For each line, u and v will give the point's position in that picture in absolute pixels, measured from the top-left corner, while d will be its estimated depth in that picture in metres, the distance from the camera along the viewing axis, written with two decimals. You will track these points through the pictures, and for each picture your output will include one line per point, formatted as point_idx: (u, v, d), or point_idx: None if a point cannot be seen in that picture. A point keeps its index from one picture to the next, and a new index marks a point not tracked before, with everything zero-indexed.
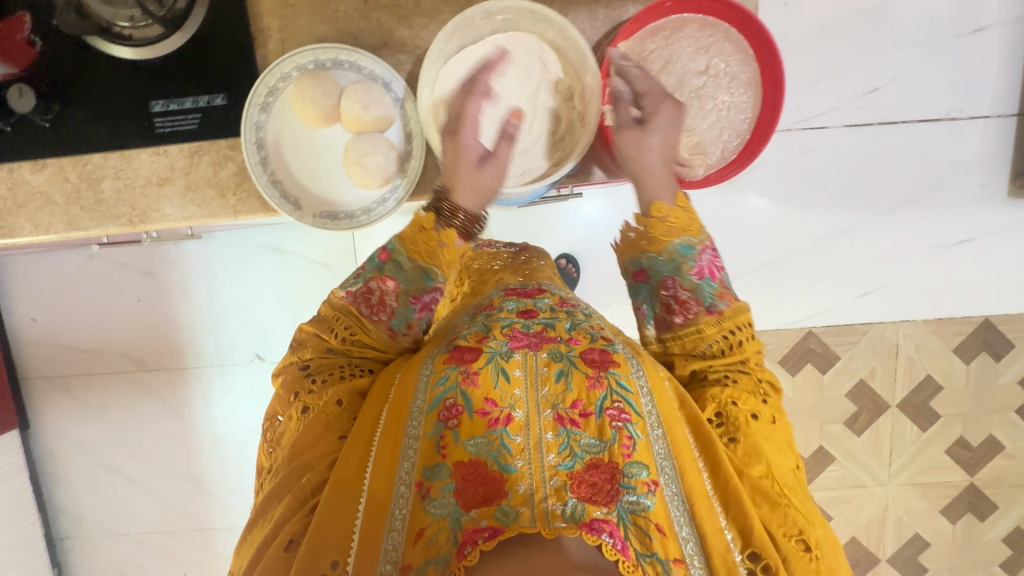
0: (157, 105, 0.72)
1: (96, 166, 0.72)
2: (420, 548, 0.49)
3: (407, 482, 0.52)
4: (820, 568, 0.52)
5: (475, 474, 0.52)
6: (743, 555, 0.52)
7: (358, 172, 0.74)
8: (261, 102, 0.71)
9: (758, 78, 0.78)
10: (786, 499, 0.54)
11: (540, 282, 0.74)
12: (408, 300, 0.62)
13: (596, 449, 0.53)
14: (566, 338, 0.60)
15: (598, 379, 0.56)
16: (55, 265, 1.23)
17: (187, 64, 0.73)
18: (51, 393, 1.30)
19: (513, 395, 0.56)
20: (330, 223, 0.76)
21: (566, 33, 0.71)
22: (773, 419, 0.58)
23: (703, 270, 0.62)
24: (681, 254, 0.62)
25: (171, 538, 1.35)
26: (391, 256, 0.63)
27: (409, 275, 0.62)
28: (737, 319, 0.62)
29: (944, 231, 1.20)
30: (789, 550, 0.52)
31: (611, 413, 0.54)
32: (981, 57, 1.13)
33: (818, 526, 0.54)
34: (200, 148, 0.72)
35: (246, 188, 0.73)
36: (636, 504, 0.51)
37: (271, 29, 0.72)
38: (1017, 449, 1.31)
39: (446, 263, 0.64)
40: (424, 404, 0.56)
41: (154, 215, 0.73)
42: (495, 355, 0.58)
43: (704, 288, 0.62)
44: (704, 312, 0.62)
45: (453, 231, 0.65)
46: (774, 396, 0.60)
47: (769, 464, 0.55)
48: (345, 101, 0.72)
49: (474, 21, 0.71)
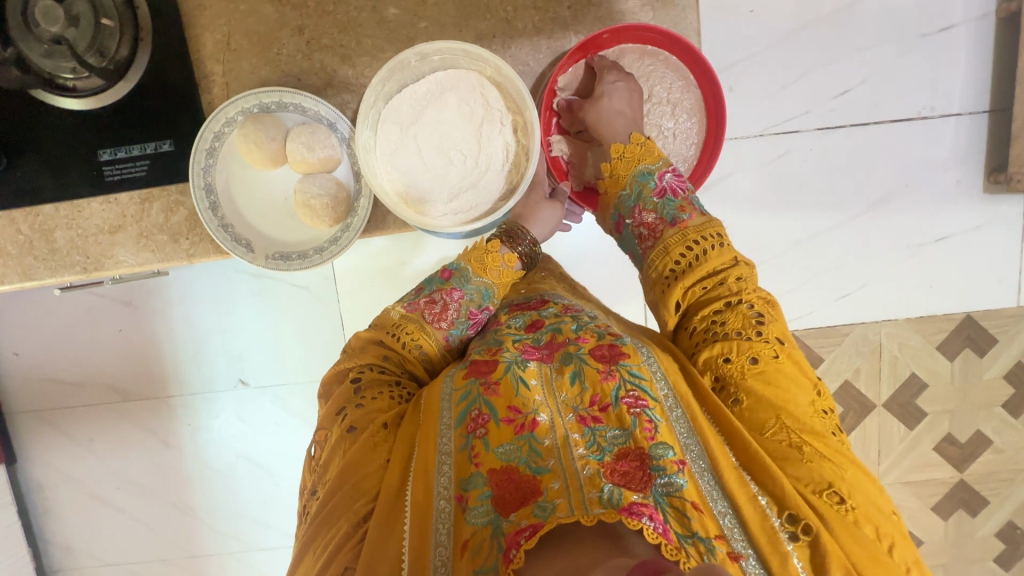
0: (104, 153, 0.76)
1: (48, 216, 0.77)
2: (468, 559, 0.52)
3: (447, 496, 0.57)
4: (855, 518, 0.55)
5: (509, 479, 0.55)
6: (780, 519, 0.55)
7: (307, 213, 0.77)
8: (208, 147, 0.75)
9: (701, 105, 0.85)
10: (806, 452, 0.58)
11: (541, 292, 0.80)
12: (467, 313, 0.74)
13: (621, 439, 0.58)
14: (574, 339, 0.67)
15: (610, 373, 0.62)
16: (34, 298, 1.23)
17: (132, 112, 0.76)
18: (37, 426, 1.30)
19: (535, 400, 0.61)
20: (283, 263, 0.79)
21: (501, 70, 0.73)
22: (776, 358, 0.63)
23: (663, 190, 0.76)
24: (640, 181, 0.77)
25: (163, 566, 1.35)
26: (454, 273, 0.76)
27: (473, 288, 0.75)
28: (702, 229, 0.72)
29: (921, 229, 1.20)
30: (821, 507, 0.56)
31: (626, 402, 0.59)
32: (950, 55, 1.13)
33: (844, 469, 0.57)
34: (150, 195, 0.77)
35: (197, 231, 0.78)
36: (670, 486, 0.55)
37: (214, 75, 0.77)
38: (1006, 444, 1.30)
39: (502, 283, 0.77)
40: (451, 419, 0.62)
41: (108, 262, 0.78)
42: (511, 364, 0.64)
43: (665, 207, 0.75)
44: (669, 226, 0.74)
45: (517, 255, 0.78)
46: (764, 308, 0.67)
47: (779, 415, 0.60)
48: (290, 144, 0.76)
49: (410, 63, 0.73)
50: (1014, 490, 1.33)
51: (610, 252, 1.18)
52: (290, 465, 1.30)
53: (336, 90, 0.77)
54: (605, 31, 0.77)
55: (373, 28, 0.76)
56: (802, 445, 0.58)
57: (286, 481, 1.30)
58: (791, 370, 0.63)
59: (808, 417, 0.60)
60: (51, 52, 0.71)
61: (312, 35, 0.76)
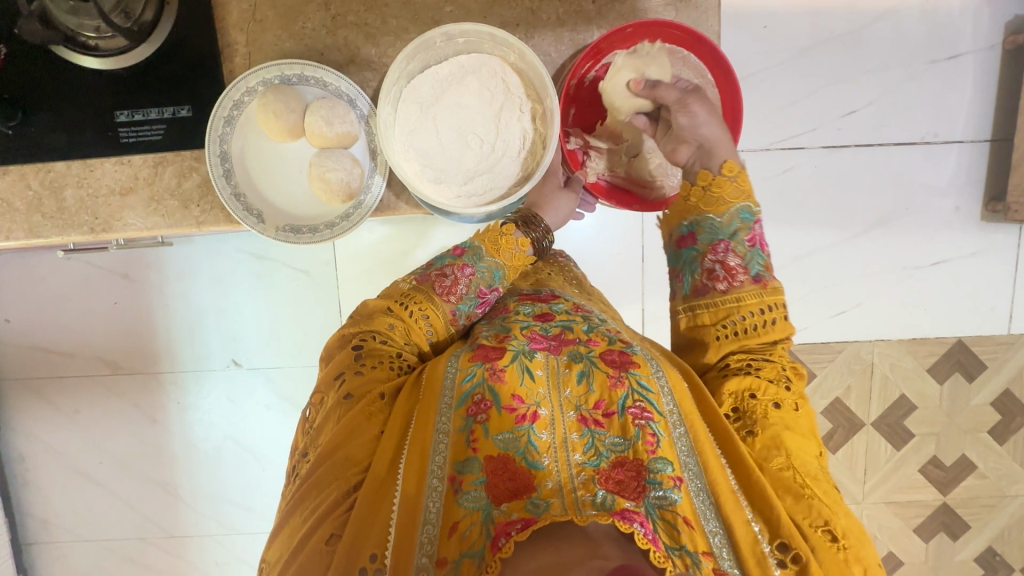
0: (120, 116, 0.75)
1: (59, 175, 0.77)
2: (456, 542, 0.52)
3: (440, 475, 0.57)
4: (847, 558, 0.55)
5: (505, 469, 0.56)
6: (771, 545, 0.55)
7: (321, 186, 0.77)
8: (226, 115, 0.75)
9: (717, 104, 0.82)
10: (807, 489, 0.58)
11: (551, 287, 0.80)
12: (476, 291, 0.74)
13: (621, 448, 0.58)
14: (585, 340, 0.67)
15: (619, 379, 0.62)
16: (31, 264, 1.22)
17: (149, 78, 0.75)
18: (23, 395, 1.28)
19: (538, 393, 0.61)
20: (293, 234, 0.79)
21: (525, 57, 0.73)
22: (795, 410, 0.63)
23: (755, 240, 0.70)
24: (740, 219, 0.70)
25: (141, 545, 1.33)
26: (466, 251, 0.75)
27: (485, 266, 0.74)
28: (775, 297, 0.68)
29: (918, 252, 1.22)
30: (815, 539, 0.55)
31: (632, 412, 0.60)
32: (956, 83, 1.15)
33: (842, 515, 0.57)
34: (163, 159, 0.77)
35: (211, 198, 0.79)
36: (663, 500, 0.55)
37: (237, 48, 0.77)
38: (989, 470, 1.32)
39: (514, 267, 0.76)
40: (452, 401, 0.62)
41: (116, 224, 0.78)
42: (519, 354, 0.64)
43: (755, 257, 0.69)
44: (751, 279, 0.69)
45: (528, 240, 0.77)
46: (796, 382, 0.65)
47: (788, 455, 0.60)
48: (310, 117, 0.75)
49: (434, 43, 0.74)
50: (995, 516, 1.34)
51: (612, 255, 1.18)
52: (277, 450, 1.29)
53: (356, 70, 0.78)
54: (629, 25, 0.77)
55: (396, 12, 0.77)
56: (804, 484, 0.58)
57: (272, 465, 1.29)
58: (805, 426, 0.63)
59: (812, 464, 0.61)
60: (76, 8, 0.70)
61: (337, 12, 0.76)
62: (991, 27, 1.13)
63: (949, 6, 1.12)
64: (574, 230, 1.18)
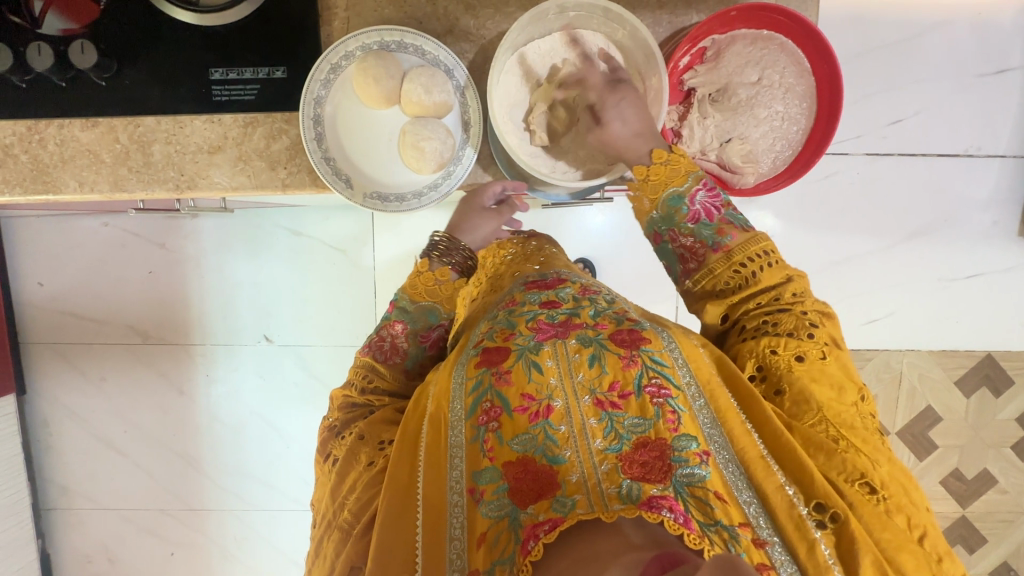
0: (214, 71, 0.54)
1: (149, 128, 0.55)
2: (485, 551, 0.43)
3: (459, 490, 0.48)
4: (889, 509, 0.43)
5: (526, 470, 0.46)
6: (807, 508, 0.43)
7: (411, 155, 0.56)
8: (323, 78, 0.54)
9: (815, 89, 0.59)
10: (841, 443, 0.46)
11: (557, 269, 0.68)
12: (416, 338, 0.61)
13: (641, 429, 0.47)
14: (592, 324, 0.55)
15: (631, 359, 0.51)
16: (68, 229, 1.22)
17: (247, 36, 0.54)
18: (51, 359, 1.28)
19: (549, 385, 0.51)
20: (380, 205, 0.58)
21: (638, 35, 0.56)
22: (822, 357, 0.49)
23: (697, 215, 0.55)
24: (671, 205, 0.55)
25: (161, 517, 1.33)
26: (394, 305, 0.62)
27: (415, 315, 0.61)
28: (749, 249, 0.53)
29: (954, 265, 1.22)
30: (852, 496, 0.43)
31: (649, 391, 0.49)
32: (1004, 97, 1.15)
33: (881, 464, 0.45)
34: (255, 119, 0.55)
35: (299, 159, 0.56)
36: (692, 477, 0.44)
37: (337, 7, 0.56)
38: (1010, 485, 1.32)
39: (451, 298, 0.63)
40: (461, 412, 0.52)
41: (201, 183, 0.56)
42: (524, 351, 0.53)
43: (702, 231, 0.55)
44: (711, 253, 0.54)
45: (449, 267, 0.63)
46: (824, 323, 0.51)
47: (820, 408, 0.47)
48: (406, 85, 0.54)
49: (546, 16, 0.56)
50: (1011, 531, 1.35)
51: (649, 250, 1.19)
52: (303, 428, 1.29)
53: (455, 39, 0.57)
54: (736, 7, 0.54)
55: None
56: (839, 438, 0.46)
57: (296, 443, 1.29)
58: (837, 372, 0.49)
59: (847, 413, 0.48)
60: None
61: None
62: None
63: (1003, 20, 1.12)
64: (612, 222, 1.18)
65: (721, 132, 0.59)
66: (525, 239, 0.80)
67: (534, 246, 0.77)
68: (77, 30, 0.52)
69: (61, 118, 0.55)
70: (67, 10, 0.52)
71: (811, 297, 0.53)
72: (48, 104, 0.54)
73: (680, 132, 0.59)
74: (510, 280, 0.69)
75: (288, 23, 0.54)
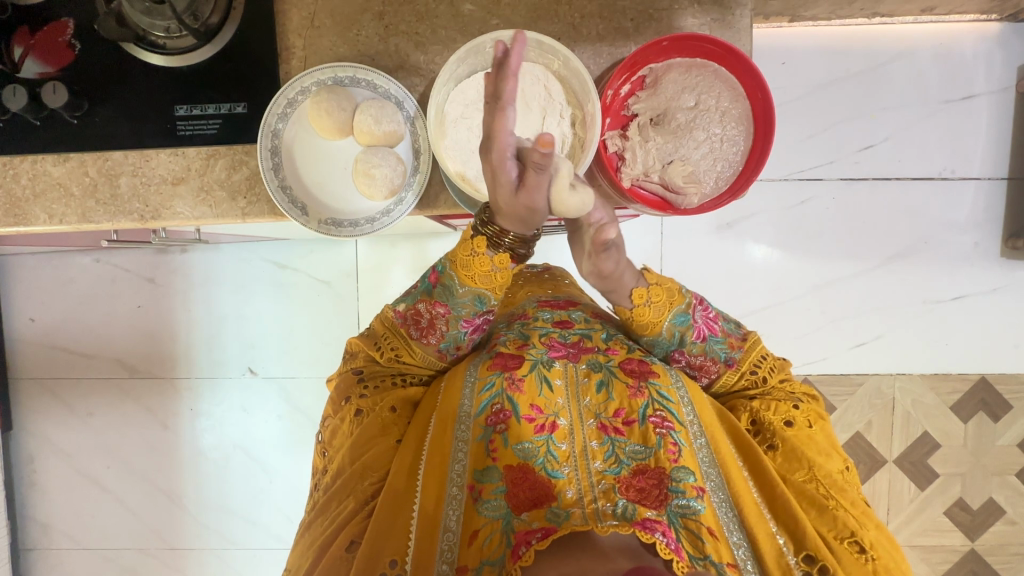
0: (179, 108, 0.58)
1: (116, 162, 0.58)
2: (476, 549, 0.48)
3: (459, 483, 0.51)
4: (876, 569, 0.50)
5: (525, 478, 0.50)
6: (795, 558, 0.49)
7: (361, 180, 0.57)
8: (280, 111, 0.57)
9: (750, 114, 0.60)
10: (831, 500, 0.52)
11: (572, 296, 0.73)
12: (459, 324, 0.57)
13: (642, 455, 0.52)
14: (604, 348, 0.60)
15: (639, 388, 0.55)
16: (60, 266, 1.26)
17: (210, 77, 0.58)
18: (40, 396, 1.29)
19: (557, 403, 0.55)
20: (334, 230, 0.59)
21: (570, 63, 0.56)
22: (809, 425, 0.56)
23: (702, 331, 0.58)
24: (678, 327, 0.57)
25: (139, 556, 1.30)
26: (440, 279, 0.56)
27: (460, 300, 0.55)
28: (752, 356, 0.59)
29: (938, 287, 1.21)
30: (840, 550, 0.50)
31: (653, 421, 0.53)
32: (971, 123, 1.17)
33: (870, 527, 0.52)
34: (216, 151, 0.58)
35: (258, 189, 0.59)
36: (686, 509, 0.49)
37: (295, 47, 0.59)
38: (1018, 516, 1.27)
39: (499, 288, 0.55)
40: (471, 408, 0.55)
41: (165, 213, 0.59)
42: (537, 363, 0.57)
43: (713, 347, 0.58)
44: (723, 368, 0.59)
45: (504, 255, 0.53)
46: (809, 401, 0.59)
47: (812, 468, 0.54)
48: (358, 117, 0.57)
49: (484, 50, 0.57)
50: None
51: None
52: (286, 462, 1.27)
53: (407, 73, 0.60)
54: (666, 37, 0.57)
55: (448, 19, 0.60)
56: (828, 495, 0.52)
57: (279, 477, 1.27)
58: (823, 440, 0.56)
59: (839, 477, 0.54)
60: None
61: (391, 18, 0.59)
62: (1005, 70, 1.16)
63: (964, 48, 1.15)
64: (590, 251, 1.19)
65: (662, 155, 0.60)
66: (539, 272, 0.83)
67: (548, 276, 0.80)
68: (53, 74, 0.57)
69: (35, 155, 0.58)
70: (44, 56, 0.57)
71: (799, 380, 0.61)
72: (26, 141, 0.58)
73: (623, 156, 0.60)
74: (522, 298, 0.74)
75: (249, 64, 0.58)
